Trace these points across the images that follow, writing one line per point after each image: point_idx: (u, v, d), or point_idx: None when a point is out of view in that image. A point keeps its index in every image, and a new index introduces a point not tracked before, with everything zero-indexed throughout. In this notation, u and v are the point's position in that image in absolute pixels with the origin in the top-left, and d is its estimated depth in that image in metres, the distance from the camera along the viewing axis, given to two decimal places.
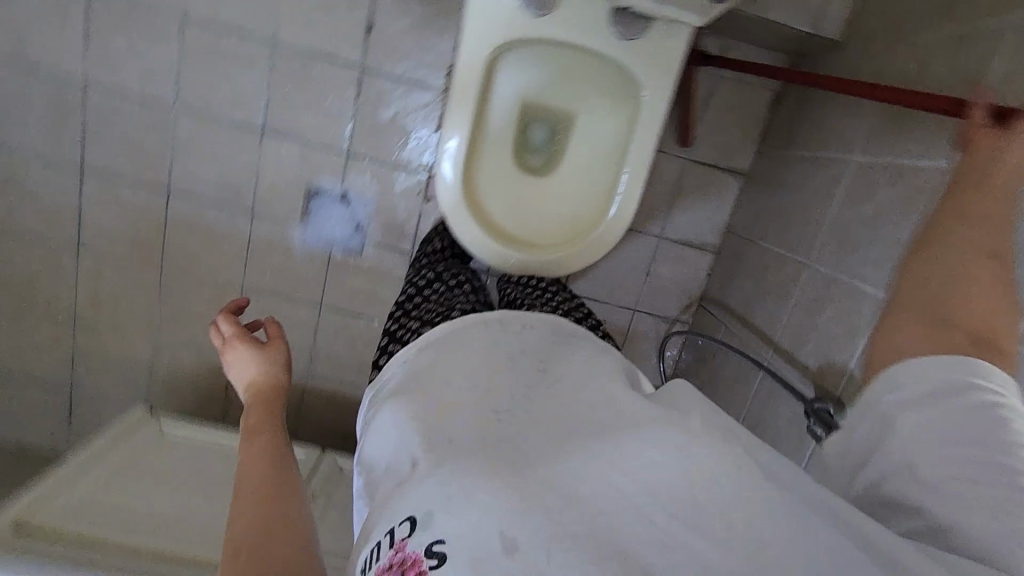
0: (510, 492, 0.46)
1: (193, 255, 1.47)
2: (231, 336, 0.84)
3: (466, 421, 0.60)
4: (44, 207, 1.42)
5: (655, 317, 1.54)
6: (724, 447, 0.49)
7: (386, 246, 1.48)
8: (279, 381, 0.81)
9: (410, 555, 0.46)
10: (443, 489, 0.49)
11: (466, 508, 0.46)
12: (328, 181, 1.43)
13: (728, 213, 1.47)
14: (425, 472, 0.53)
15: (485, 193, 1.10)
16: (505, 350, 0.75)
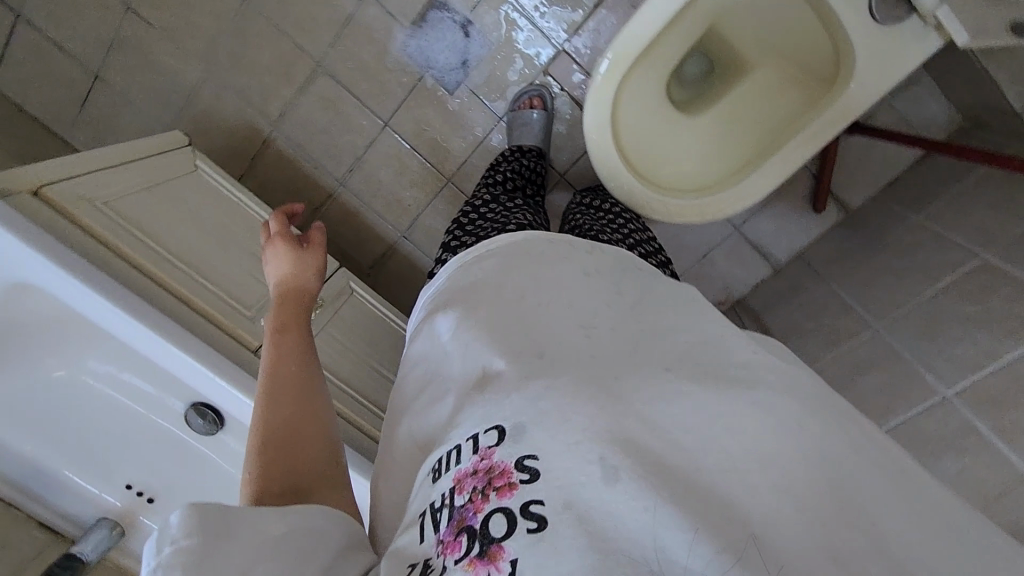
0: (608, 430, 0.47)
1: (288, 11, 1.32)
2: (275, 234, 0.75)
3: (552, 337, 0.57)
4: None
5: None
6: (832, 434, 0.47)
7: (480, 97, 1.36)
8: (312, 288, 0.73)
9: (499, 464, 0.49)
10: (536, 406, 0.50)
11: (561, 428, 0.48)
12: (457, 6, 1.28)
13: (812, 237, 1.43)
14: (509, 387, 0.53)
15: (628, 111, 0.99)
16: (588, 258, 0.68)
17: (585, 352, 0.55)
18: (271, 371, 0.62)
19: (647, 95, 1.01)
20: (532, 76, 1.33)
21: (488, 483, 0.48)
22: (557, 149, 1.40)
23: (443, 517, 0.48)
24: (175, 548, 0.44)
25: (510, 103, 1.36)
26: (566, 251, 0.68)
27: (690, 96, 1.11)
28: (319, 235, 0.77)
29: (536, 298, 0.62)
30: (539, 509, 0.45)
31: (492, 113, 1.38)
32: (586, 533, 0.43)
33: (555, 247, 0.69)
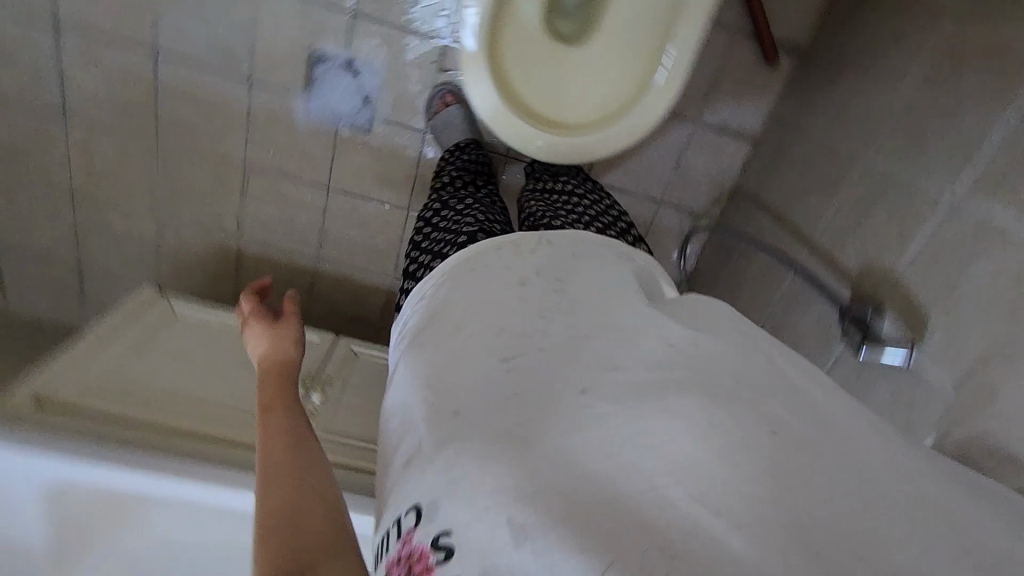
0: (519, 485, 0.44)
1: (198, 131, 1.36)
2: (250, 316, 0.82)
3: (467, 382, 0.55)
4: (29, 80, 1.28)
5: (679, 211, 1.48)
6: (755, 416, 0.46)
7: (397, 123, 1.36)
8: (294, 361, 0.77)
9: (416, 549, 0.46)
10: (447, 477, 0.47)
11: (473, 495, 0.45)
12: (334, 52, 1.27)
13: (777, 95, 1.34)
14: (426, 456, 0.51)
15: (512, 70, 0.97)
16: (521, 269, 0.68)
17: (503, 388, 0.53)
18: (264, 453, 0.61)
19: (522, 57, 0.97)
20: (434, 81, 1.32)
21: (410, 568, 0.46)
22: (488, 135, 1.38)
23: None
24: None
25: (427, 115, 1.35)
26: (503, 264, 0.70)
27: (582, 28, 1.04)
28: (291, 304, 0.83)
29: (458, 338, 0.61)
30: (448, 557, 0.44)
31: (416, 132, 1.37)
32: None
33: (495, 263, 0.70)
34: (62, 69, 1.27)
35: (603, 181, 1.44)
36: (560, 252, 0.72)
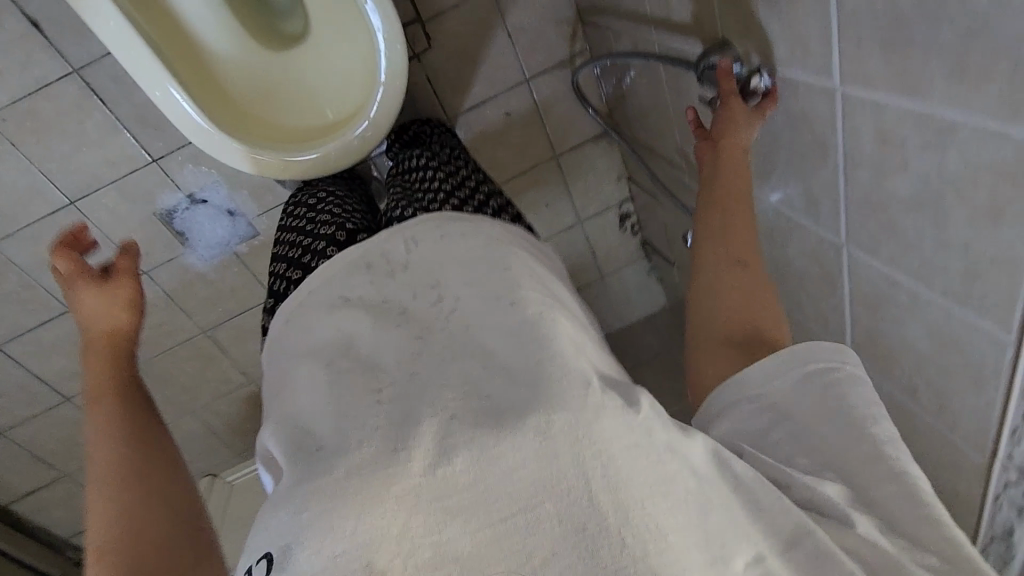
0: (369, 536, 0.40)
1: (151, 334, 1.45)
2: (71, 273, 0.66)
3: (331, 430, 0.48)
4: (19, 394, 1.43)
5: (551, 76, 1.35)
6: (610, 422, 0.45)
7: (268, 213, 1.37)
8: (130, 327, 0.65)
9: None
10: (296, 521, 0.42)
11: (320, 547, 0.40)
12: (174, 198, 1.30)
13: None
14: (282, 495, 0.45)
15: (260, 108, 0.96)
16: (370, 293, 0.58)
17: (377, 433, 0.46)
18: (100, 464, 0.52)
19: (281, 98, 0.96)
20: None
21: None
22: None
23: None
24: None
25: (283, 187, 1.34)
26: (348, 281, 0.60)
27: (299, 23, 0.99)
28: (129, 271, 0.67)
29: (325, 374, 0.52)
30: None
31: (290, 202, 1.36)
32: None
33: (343, 284, 0.60)
34: (29, 371, 1.41)
35: (464, 107, 1.34)
36: (415, 257, 0.60)
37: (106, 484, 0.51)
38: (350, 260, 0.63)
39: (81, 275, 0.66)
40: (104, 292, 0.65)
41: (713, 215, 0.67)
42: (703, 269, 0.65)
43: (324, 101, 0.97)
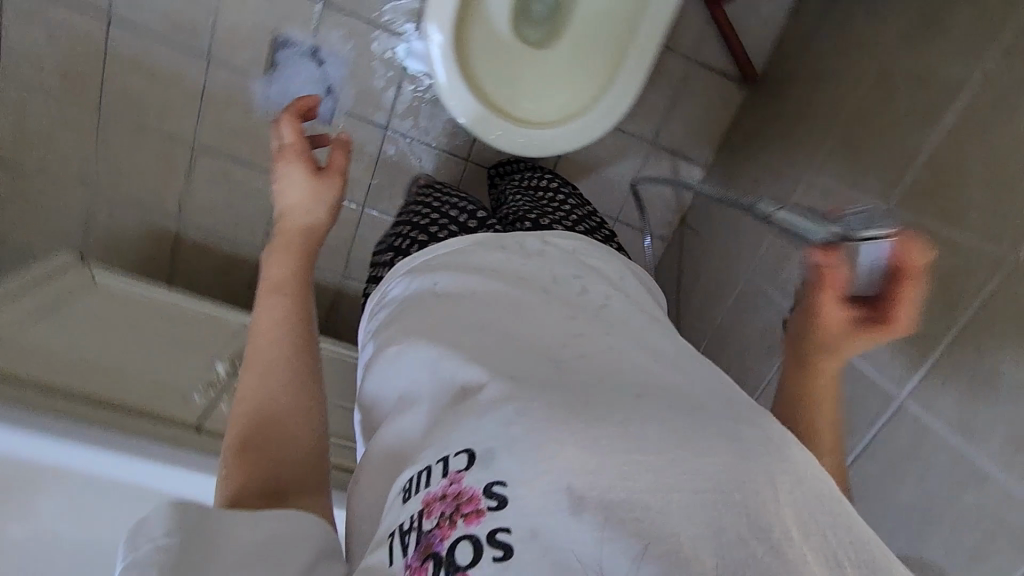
0: (581, 451, 0.48)
1: (148, 106, 1.31)
2: (285, 146, 0.81)
3: (495, 356, 0.61)
4: None
5: (629, 232, 1.51)
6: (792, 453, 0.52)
7: (356, 118, 1.35)
8: (322, 226, 0.81)
9: (467, 491, 0.49)
10: (505, 432, 0.51)
11: (531, 456, 0.49)
12: (300, 38, 1.27)
13: (725, 127, 1.42)
14: (487, 404, 0.55)
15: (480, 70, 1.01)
16: (509, 273, 0.76)
17: (543, 378, 0.57)
18: (263, 339, 0.68)
19: (518, 64, 1.04)
20: (394, 80, 1.33)
21: (457, 508, 0.49)
22: (443, 141, 1.39)
23: (411, 540, 0.50)
24: (154, 544, 0.44)
25: (387, 113, 1.35)
26: (496, 267, 0.77)
27: (547, 27, 1.08)
28: (338, 170, 0.81)
29: (478, 330, 0.66)
30: (504, 537, 0.46)
31: (376, 128, 1.36)
32: (597, 525, 0.44)
33: (482, 264, 0.78)
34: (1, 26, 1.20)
35: None
36: (546, 255, 0.82)
37: (262, 377, 0.65)
38: (479, 241, 0.84)
39: (298, 156, 0.80)
40: (314, 185, 0.80)
41: (820, 356, 0.68)
42: (819, 381, 0.68)
43: (531, 98, 1.05)
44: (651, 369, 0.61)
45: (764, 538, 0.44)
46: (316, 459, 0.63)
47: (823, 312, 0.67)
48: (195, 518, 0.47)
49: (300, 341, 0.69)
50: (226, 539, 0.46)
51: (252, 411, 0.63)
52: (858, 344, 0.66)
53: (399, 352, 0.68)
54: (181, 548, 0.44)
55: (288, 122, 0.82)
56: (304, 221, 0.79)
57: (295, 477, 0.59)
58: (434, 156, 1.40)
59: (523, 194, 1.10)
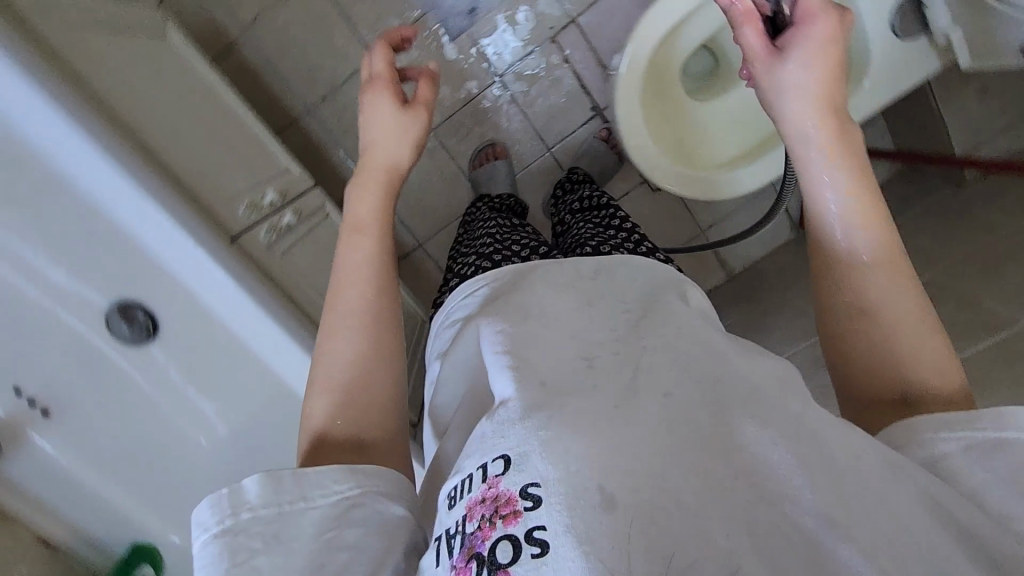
0: (625, 472, 0.46)
1: None
2: (378, 78, 0.71)
3: (556, 374, 0.55)
4: None
5: None
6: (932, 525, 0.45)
7: (481, 50, 1.31)
8: (403, 163, 0.71)
9: (504, 493, 0.47)
10: (539, 435, 0.49)
11: (568, 456, 0.47)
12: None
13: (764, 254, 1.52)
14: (519, 412, 0.51)
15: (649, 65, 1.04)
16: (576, 282, 0.67)
17: (595, 409, 0.50)
18: (339, 294, 0.63)
19: (676, 100, 1.12)
20: (536, 42, 1.31)
21: (495, 510, 0.47)
22: (537, 120, 1.37)
23: (456, 542, 0.48)
24: (252, 513, 0.49)
25: (512, 65, 1.33)
26: (540, 291, 0.65)
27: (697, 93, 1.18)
28: (424, 103, 0.72)
29: (523, 323, 0.61)
30: (541, 535, 0.44)
31: (485, 71, 1.33)
32: (621, 525, 0.43)
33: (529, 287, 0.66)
34: None
35: None
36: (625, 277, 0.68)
37: (346, 327, 0.61)
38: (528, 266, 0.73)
39: (388, 88, 0.71)
40: (399, 117, 0.70)
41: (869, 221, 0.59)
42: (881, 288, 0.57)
43: (660, 124, 1.08)
44: (714, 346, 0.57)
45: (795, 533, 0.44)
46: (394, 411, 0.60)
47: (812, 29, 0.63)
48: (280, 501, 0.49)
49: (382, 280, 0.64)
50: (306, 525, 0.49)
51: (334, 364, 0.60)
52: (854, 211, 0.59)
53: (460, 340, 0.65)
54: (269, 525, 0.49)
55: (382, 49, 0.72)
56: (390, 158, 0.70)
57: (374, 432, 0.58)
58: (526, 128, 1.39)
59: (580, 216, 1.07)
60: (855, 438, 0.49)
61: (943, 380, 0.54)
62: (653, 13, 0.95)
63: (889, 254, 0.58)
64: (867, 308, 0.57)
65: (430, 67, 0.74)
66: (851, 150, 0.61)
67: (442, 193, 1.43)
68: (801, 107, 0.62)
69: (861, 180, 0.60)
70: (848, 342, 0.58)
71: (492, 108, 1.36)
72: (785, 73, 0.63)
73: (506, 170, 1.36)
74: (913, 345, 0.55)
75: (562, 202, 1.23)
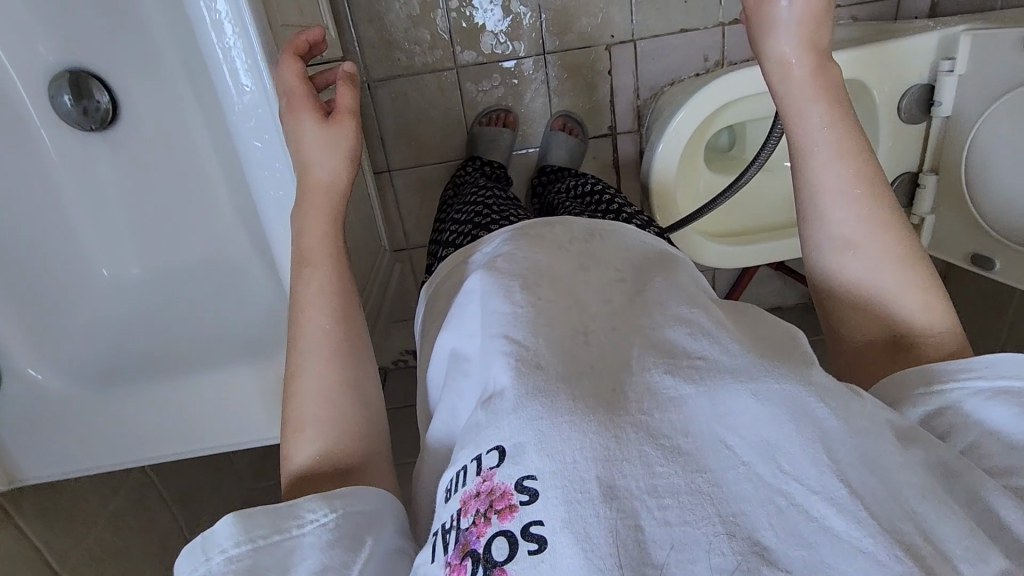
0: (622, 451, 0.42)
1: None
2: (295, 90, 0.60)
3: (569, 352, 0.52)
4: None
5: None
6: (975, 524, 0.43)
7: (540, 19, 1.26)
8: (346, 178, 0.63)
9: (499, 488, 0.44)
10: (532, 425, 0.45)
11: (562, 448, 0.43)
12: None
13: None
14: (510, 403, 0.47)
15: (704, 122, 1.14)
16: (580, 260, 0.65)
17: (592, 393, 0.47)
18: (303, 329, 0.60)
19: (697, 169, 1.22)
20: (591, 41, 1.29)
21: (490, 505, 0.44)
22: (555, 108, 1.35)
23: (451, 538, 0.46)
24: (225, 556, 0.48)
25: (560, 48, 1.29)
26: (541, 261, 0.64)
27: (719, 161, 1.30)
28: (348, 109, 0.62)
29: (529, 292, 0.59)
30: (539, 530, 0.41)
31: (532, 37, 1.28)
32: (617, 516, 0.40)
33: (531, 255, 0.65)
34: None
35: None
36: (606, 253, 0.68)
37: (311, 364, 0.58)
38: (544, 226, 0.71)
39: (306, 102, 0.60)
40: (325, 132, 0.61)
41: (852, 179, 0.59)
42: (868, 245, 0.58)
43: (681, 174, 1.20)
44: (711, 309, 0.56)
45: (782, 498, 0.40)
46: (371, 428, 0.58)
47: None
48: (254, 537, 0.48)
49: (343, 299, 0.61)
50: (285, 560, 0.48)
51: (302, 402, 0.57)
52: (828, 144, 0.60)
53: (472, 304, 0.62)
54: (243, 564, 0.47)
55: (293, 60, 0.60)
56: (324, 178, 0.62)
57: (354, 455, 0.56)
58: (543, 112, 1.36)
59: (573, 200, 1.05)
60: (852, 426, 0.44)
61: (928, 330, 0.57)
62: (707, 89, 1.06)
63: (861, 183, 0.59)
64: (849, 242, 0.58)
65: (349, 66, 0.63)
66: (824, 78, 0.61)
67: (437, 132, 1.36)
68: (792, 42, 0.61)
69: (836, 109, 0.61)
70: (833, 281, 0.60)
71: (522, 76, 1.31)
72: (776, 11, 0.61)
73: (507, 140, 1.33)
74: (905, 299, 0.57)
75: (551, 189, 1.23)
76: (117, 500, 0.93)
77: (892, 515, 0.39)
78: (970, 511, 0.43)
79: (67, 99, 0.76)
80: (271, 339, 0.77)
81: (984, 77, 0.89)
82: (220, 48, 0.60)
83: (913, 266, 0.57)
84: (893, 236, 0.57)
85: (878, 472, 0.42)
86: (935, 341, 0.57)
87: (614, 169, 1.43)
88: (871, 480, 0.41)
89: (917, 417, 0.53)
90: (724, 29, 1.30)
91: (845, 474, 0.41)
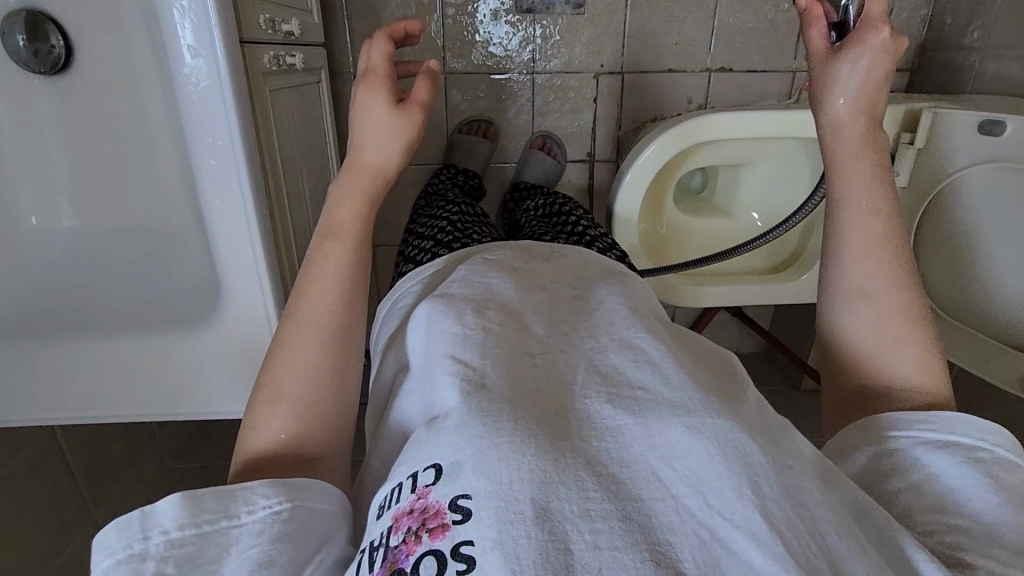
0: (558, 473, 0.42)
1: None
2: (380, 72, 0.63)
3: (511, 373, 0.51)
4: None
5: None
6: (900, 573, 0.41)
7: (532, 38, 1.28)
8: (389, 167, 0.63)
9: (433, 506, 0.43)
10: (474, 445, 0.44)
11: (500, 467, 0.42)
12: None
13: None
14: (455, 419, 0.46)
15: (672, 167, 1.18)
16: (523, 282, 0.67)
17: (521, 415, 0.46)
18: (302, 301, 0.58)
19: (663, 206, 1.24)
20: (581, 67, 1.31)
21: (422, 523, 0.43)
22: (535, 129, 1.37)
23: (378, 555, 0.44)
24: (166, 539, 0.44)
25: (548, 70, 1.31)
26: (495, 285, 0.65)
27: (689, 203, 1.33)
28: (419, 102, 0.63)
29: (479, 315, 0.58)
30: (468, 550, 0.39)
31: (522, 54, 1.29)
32: (547, 539, 0.38)
33: (486, 280, 0.66)
34: None
35: None
36: (543, 275, 0.70)
37: (303, 341, 0.57)
38: (491, 258, 0.74)
39: (382, 82, 0.63)
40: (394, 120, 0.62)
41: (880, 232, 0.59)
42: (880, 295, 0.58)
43: (647, 216, 1.23)
44: (660, 333, 0.57)
45: (706, 532, 0.39)
46: (341, 422, 0.57)
47: (859, 65, 0.60)
48: (200, 522, 0.45)
49: (356, 280, 0.60)
50: (228, 550, 0.44)
51: (285, 378, 0.55)
52: (865, 204, 0.60)
53: (433, 312, 0.60)
54: (184, 550, 0.44)
55: (382, 43, 0.63)
56: (376, 161, 0.62)
57: (316, 446, 0.55)
58: (525, 130, 1.37)
59: (540, 220, 1.05)
60: (776, 457, 0.44)
61: (927, 383, 0.56)
62: (691, 123, 1.08)
63: (887, 237, 0.59)
64: (863, 294, 0.58)
65: (433, 64, 0.65)
66: (872, 140, 0.62)
67: None
68: (847, 101, 0.61)
69: (880, 172, 0.61)
70: (842, 324, 0.60)
71: (509, 90, 1.33)
72: (839, 71, 0.61)
73: (485, 152, 1.34)
74: (905, 353, 0.56)
75: (519, 205, 1.24)
76: (15, 461, 0.88)
77: (809, 551, 0.39)
78: (887, 554, 0.42)
79: (20, 39, 0.72)
80: (201, 309, 0.75)
81: (944, 150, 0.92)
82: (176, 7, 0.59)
83: (915, 324, 0.57)
84: (900, 293, 0.57)
85: (797, 508, 0.41)
86: (929, 388, 0.55)
87: (588, 196, 1.45)
88: (790, 514, 0.40)
89: (864, 462, 0.54)
90: (711, 75, 1.33)
91: (766, 508, 0.40)
